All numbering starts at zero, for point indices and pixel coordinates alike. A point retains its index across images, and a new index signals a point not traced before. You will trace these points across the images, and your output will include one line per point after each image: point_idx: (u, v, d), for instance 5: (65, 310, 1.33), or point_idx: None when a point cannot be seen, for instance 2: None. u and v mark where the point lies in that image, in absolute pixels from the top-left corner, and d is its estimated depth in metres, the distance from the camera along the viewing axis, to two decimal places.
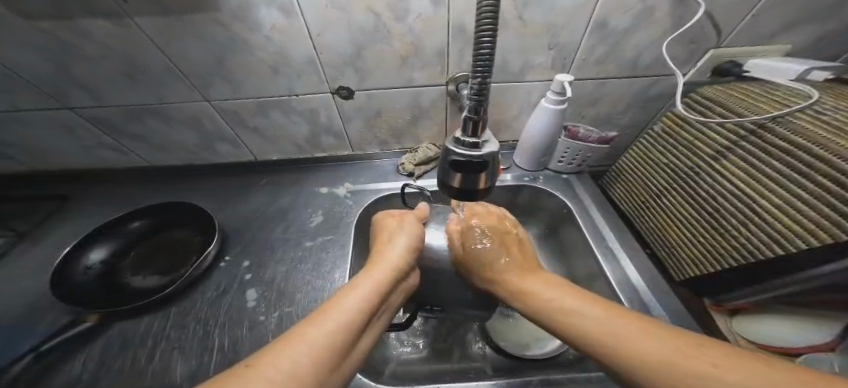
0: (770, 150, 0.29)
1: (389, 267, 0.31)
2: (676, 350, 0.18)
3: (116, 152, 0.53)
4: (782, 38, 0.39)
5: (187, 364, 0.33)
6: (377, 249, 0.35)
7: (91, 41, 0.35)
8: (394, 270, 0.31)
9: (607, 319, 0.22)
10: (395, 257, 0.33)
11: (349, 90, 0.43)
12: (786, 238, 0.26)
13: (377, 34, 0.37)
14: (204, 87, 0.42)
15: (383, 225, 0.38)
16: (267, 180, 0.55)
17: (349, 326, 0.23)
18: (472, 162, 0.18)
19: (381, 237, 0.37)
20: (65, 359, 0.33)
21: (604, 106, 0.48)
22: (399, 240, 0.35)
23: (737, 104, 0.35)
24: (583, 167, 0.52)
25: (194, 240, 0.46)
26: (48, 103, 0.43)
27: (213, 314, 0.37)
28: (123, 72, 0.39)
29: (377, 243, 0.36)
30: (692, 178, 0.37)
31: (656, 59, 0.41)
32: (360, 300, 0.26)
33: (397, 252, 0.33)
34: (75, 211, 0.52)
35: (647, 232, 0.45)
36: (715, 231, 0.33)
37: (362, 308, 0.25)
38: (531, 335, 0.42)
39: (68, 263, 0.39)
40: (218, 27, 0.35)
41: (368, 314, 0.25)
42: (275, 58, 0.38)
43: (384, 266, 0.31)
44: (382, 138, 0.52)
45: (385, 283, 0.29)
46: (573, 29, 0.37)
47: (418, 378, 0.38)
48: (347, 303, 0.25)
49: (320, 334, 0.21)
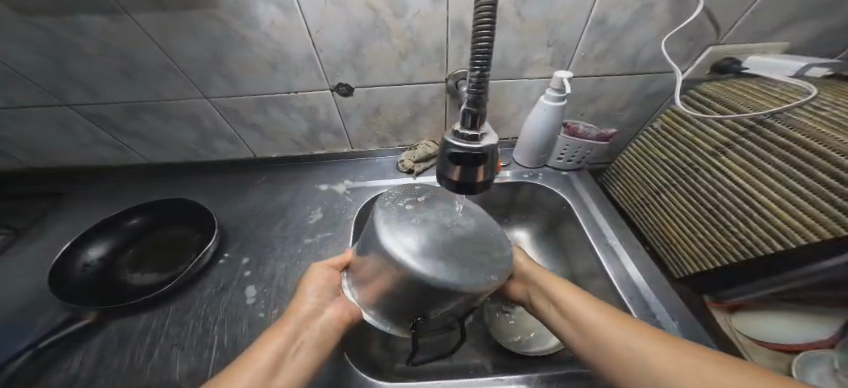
0: (770, 146, 0.29)
1: (301, 313, 0.28)
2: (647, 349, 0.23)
3: (116, 150, 0.53)
4: (782, 34, 0.39)
5: (186, 361, 0.33)
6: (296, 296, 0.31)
7: (90, 38, 0.35)
8: (308, 317, 0.28)
9: (609, 321, 0.26)
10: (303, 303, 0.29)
11: (348, 87, 0.43)
12: (786, 234, 0.26)
13: (376, 31, 0.37)
14: (203, 84, 0.41)
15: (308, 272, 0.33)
16: (266, 178, 0.55)
17: None
18: (472, 154, 0.18)
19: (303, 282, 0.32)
20: (63, 356, 0.33)
21: (603, 103, 0.48)
22: (313, 287, 0.30)
23: (737, 100, 0.35)
24: (582, 164, 0.52)
25: (192, 237, 0.46)
26: (47, 100, 0.43)
27: (211, 311, 0.37)
28: (122, 69, 0.39)
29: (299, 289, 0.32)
30: (691, 174, 0.37)
31: (656, 56, 0.41)
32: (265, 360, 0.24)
33: (309, 293, 0.30)
34: (75, 208, 0.52)
35: (646, 229, 0.45)
36: (714, 227, 0.33)
37: (260, 371, 0.23)
38: (532, 332, 0.43)
39: (67, 260, 0.39)
40: (217, 24, 0.35)
41: (269, 375, 0.23)
42: (274, 55, 0.38)
43: (297, 316, 0.28)
44: (381, 136, 0.52)
45: (295, 330, 0.27)
46: (573, 26, 0.37)
47: (419, 375, 0.38)
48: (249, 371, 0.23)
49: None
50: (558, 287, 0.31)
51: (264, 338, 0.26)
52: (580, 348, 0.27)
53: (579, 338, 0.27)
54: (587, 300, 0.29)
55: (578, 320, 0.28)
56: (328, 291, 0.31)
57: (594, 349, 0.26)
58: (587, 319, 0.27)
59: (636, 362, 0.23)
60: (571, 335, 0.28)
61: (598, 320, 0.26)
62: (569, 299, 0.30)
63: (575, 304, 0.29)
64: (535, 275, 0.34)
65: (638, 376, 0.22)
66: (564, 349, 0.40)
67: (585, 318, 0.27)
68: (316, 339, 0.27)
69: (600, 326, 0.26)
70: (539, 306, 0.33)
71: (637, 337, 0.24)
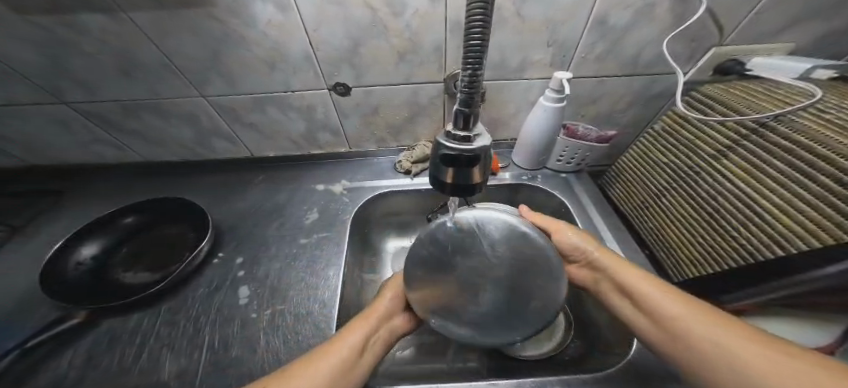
0: (773, 149, 0.29)
1: (377, 313, 0.32)
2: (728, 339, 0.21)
3: (114, 148, 0.52)
4: (787, 35, 0.38)
5: (176, 362, 0.33)
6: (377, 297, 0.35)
7: (86, 36, 0.35)
8: (385, 315, 0.32)
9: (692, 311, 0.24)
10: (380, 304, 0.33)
11: (345, 87, 0.43)
12: (787, 239, 0.25)
13: (373, 30, 0.36)
14: (200, 83, 0.41)
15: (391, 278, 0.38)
16: (263, 177, 0.55)
17: (341, 365, 0.25)
18: (464, 156, 0.18)
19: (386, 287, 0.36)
20: (52, 356, 0.33)
21: (604, 105, 0.48)
22: (391, 292, 0.35)
23: (738, 102, 0.34)
24: (582, 166, 0.51)
25: (186, 236, 0.45)
26: (45, 98, 0.43)
27: (203, 311, 0.37)
28: (119, 67, 0.39)
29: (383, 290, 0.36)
30: (691, 177, 0.36)
31: (658, 57, 0.40)
32: (356, 338, 0.28)
33: (383, 299, 0.34)
34: (72, 207, 0.51)
35: (644, 232, 0.44)
36: (714, 231, 0.33)
37: (354, 348, 0.27)
38: (529, 335, 0.42)
39: (59, 258, 0.38)
40: (213, 22, 0.34)
41: (358, 351, 0.27)
42: (271, 54, 0.38)
43: (378, 309, 0.32)
44: (379, 136, 0.52)
45: (375, 324, 0.31)
46: (572, 26, 0.36)
47: (412, 378, 0.38)
48: (344, 343, 0.27)
49: (315, 374, 0.24)
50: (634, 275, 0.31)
51: (349, 326, 0.30)
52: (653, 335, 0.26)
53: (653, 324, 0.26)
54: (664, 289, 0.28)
55: (650, 307, 0.27)
56: (399, 304, 0.34)
57: (671, 338, 0.25)
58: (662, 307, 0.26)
59: (718, 353, 0.21)
60: (645, 323, 0.27)
61: (676, 309, 0.25)
62: (644, 286, 0.29)
63: (651, 291, 0.28)
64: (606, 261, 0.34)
65: (719, 366, 0.21)
66: (560, 353, 0.40)
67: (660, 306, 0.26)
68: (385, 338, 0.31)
69: (678, 315, 0.25)
70: (606, 293, 0.33)
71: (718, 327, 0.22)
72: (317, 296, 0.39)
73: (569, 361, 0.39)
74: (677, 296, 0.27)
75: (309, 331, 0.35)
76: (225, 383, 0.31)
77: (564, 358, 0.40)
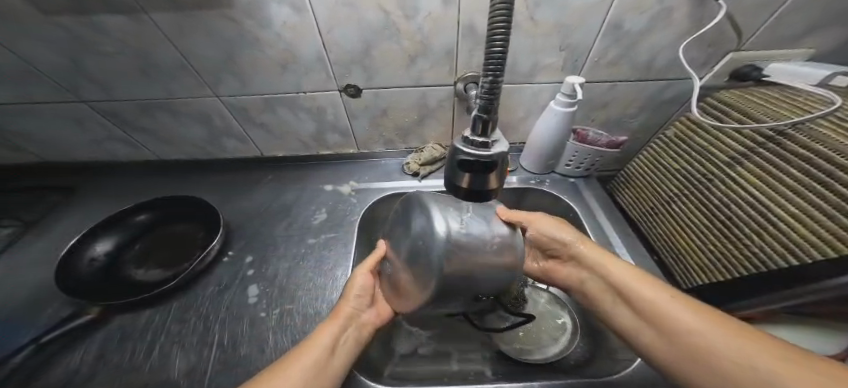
0: (789, 158, 0.28)
1: (345, 313, 0.31)
2: (741, 350, 0.19)
3: (127, 146, 0.53)
4: (806, 41, 0.37)
5: (185, 359, 0.33)
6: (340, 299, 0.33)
7: (106, 36, 0.36)
8: (351, 315, 0.31)
9: (693, 314, 0.23)
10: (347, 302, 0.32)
11: (356, 88, 0.43)
12: (802, 248, 0.25)
13: (386, 32, 0.36)
14: (214, 83, 0.42)
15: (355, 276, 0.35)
16: (272, 176, 0.56)
17: (312, 372, 0.24)
18: (481, 162, 0.18)
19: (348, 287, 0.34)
20: (65, 351, 0.34)
21: (615, 110, 0.47)
22: (354, 293, 0.33)
23: (755, 109, 0.33)
24: (591, 172, 0.51)
25: (197, 235, 0.46)
26: (63, 96, 0.44)
27: (212, 309, 0.38)
28: (136, 67, 0.40)
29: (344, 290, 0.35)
30: (705, 184, 0.36)
31: (672, 62, 0.40)
32: (325, 343, 0.27)
33: (349, 298, 0.33)
34: (85, 203, 0.52)
35: (654, 238, 0.44)
36: (727, 239, 0.32)
37: (324, 351, 0.27)
38: (534, 339, 0.42)
39: (75, 254, 0.39)
40: (229, 23, 0.35)
41: (328, 352, 0.27)
42: (284, 55, 0.38)
43: (344, 311, 0.31)
44: (388, 137, 0.52)
45: (343, 324, 0.30)
46: (586, 30, 0.36)
47: (417, 379, 0.38)
48: (316, 348, 0.26)
49: (290, 379, 0.23)
50: (626, 272, 0.29)
51: (320, 329, 0.29)
52: (650, 340, 0.25)
53: (652, 329, 0.25)
54: (660, 288, 0.26)
55: (653, 313, 0.25)
56: (367, 300, 0.34)
57: (672, 344, 0.23)
58: (662, 309, 0.24)
59: (726, 360, 0.20)
60: (643, 327, 0.25)
61: (679, 312, 0.23)
62: (640, 286, 0.27)
63: (648, 292, 0.26)
64: (594, 257, 0.32)
65: (727, 375, 0.19)
66: (565, 357, 0.40)
67: (659, 308, 0.25)
68: (353, 341, 0.30)
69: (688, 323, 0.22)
70: (599, 296, 0.31)
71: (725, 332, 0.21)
72: (324, 296, 0.39)
73: (575, 365, 0.39)
74: (683, 303, 0.24)
75: None
76: (234, 381, 0.31)
77: (570, 364, 0.39)
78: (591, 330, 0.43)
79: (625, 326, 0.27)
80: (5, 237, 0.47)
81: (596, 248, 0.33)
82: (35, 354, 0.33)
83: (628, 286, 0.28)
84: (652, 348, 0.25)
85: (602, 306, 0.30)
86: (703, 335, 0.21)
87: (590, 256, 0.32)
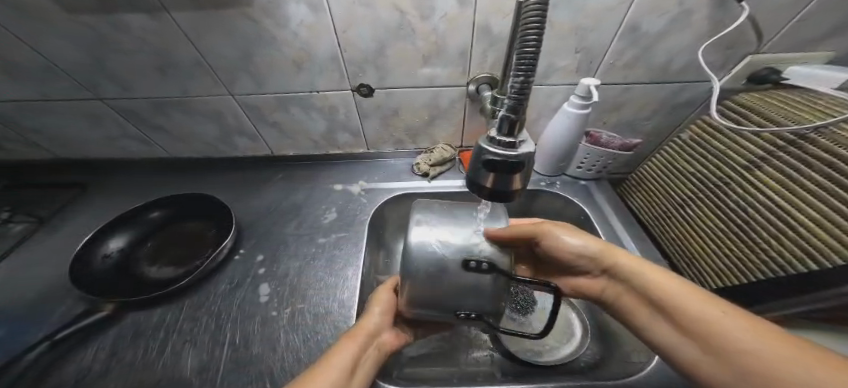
0: (812, 162, 0.28)
1: (366, 330, 0.30)
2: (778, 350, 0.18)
3: (139, 144, 0.53)
4: (826, 44, 0.37)
5: (197, 357, 0.33)
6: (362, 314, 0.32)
7: (127, 35, 0.36)
8: (373, 333, 0.30)
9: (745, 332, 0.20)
10: (369, 318, 0.31)
11: (369, 88, 0.43)
12: (821, 253, 0.25)
13: (402, 32, 0.36)
14: (229, 81, 0.42)
15: (380, 293, 0.35)
16: (282, 175, 0.56)
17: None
18: (507, 162, 0.18)
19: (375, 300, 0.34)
20: (79, 347, 0.34)
21: (627, 112, 0.47)
22: (377, 311, 0.32)
23: (776, 113, 0.33)
24: (602, 174, 0.51)
25: (208, 233, 0.46)
26: (81, 94, 0.44)
27: (224, 308, 0.38)
28: (154, 66, 0.40)
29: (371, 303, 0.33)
30: (721, 188, 0.36)
31: (689, 65, 0.40)
32: (346, 360, 0.25)
33: (369, 317, 0.31)
34: (98, 200, 0.53)
35: (666, 242, 0.43)
36: (743, 243, 0.32)
37: (346, 368, 0.25)
38: (543, 341, 0.42)
39: (88, 251, 0.40)
40: (248, 22, 0.35)
41: (350, 372, 0.25)
42: (300, 55, 0.39)
43: (366, 327, 0.30)
44: (398, 138, 0.52)
45: (364, 343, 0.28)
46: (603, 32, 0.36)
47: (426, 380, 0.38)
48: (338, 364, 0.25)
49: None
50: (664, 282, 0.26)
51: (338, 345, 0.27)
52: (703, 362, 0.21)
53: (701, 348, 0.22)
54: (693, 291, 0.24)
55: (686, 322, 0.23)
56: (387, 320, 0.32)
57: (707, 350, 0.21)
58: (712, 329, 0.21)
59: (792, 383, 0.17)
60: (689, 344, 0.22)
61: (728, 326, 0.21)
62: (676, 296, 0.24)
63: (690, 305, 0.23)
64: (630, 268, 0.29)
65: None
66: (575, 359, 0.40)
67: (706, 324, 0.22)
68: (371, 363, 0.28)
69: (719, 325, 0.21)
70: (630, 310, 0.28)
71: (785, 353, 0.18)
72: (335, 296, 0.39)
73: (586, 367, 0.39)
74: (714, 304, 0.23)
75: (329, 331, 0.35)
76: (246, 381, 0.31)
77: (580, 366, 0.39)
78: (602, 332, 0.43)
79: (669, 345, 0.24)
80: (19, 233, 0.48)
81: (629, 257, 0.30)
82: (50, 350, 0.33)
83: (667, 299, 0.25)
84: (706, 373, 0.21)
85: (641, 324, 0.27)
86: (740, 337, 0.20)
87: (625, 267, 0.29)
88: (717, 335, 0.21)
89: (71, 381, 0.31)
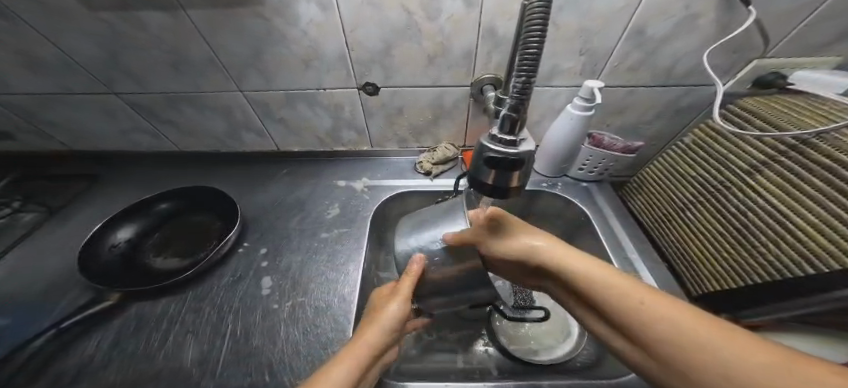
0: (812, 167, 0.28)
1: (373, 338, 0.26)
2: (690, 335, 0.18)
3: (149, 137, 0.55)
4: (832, 50, 0.37)
5: (197, 349, 0.34)
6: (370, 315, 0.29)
7: (143, 32, 0.37)
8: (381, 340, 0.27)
9: (678, 317, 0.19)
10: (389, 317, 0.28)
11: (374, 86, 0.44)
12: (819, 257, 0.25)
13: (408, 32, 0.37)
14: (238, 77, 0.43)
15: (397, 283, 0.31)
16: (286, 171, 0.57)
17: None
18: (508, 159, 0.18)
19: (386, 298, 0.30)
20: (85, 336, 0.35)
21: (630, 116, 0.47)
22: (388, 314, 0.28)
23: (779, 117, 0.33)
24: (604, 176, 0.51)
25: (214, 225, 0.47)
26: (95, 87, 0.45)
27: (227, 300, 0.39)
28: (166, 62, 0.41)
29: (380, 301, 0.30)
30: (722, 192, 0.36)
31: (694, 69, 0.40)
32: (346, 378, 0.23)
33: (381, 322, 0.28)
34: (108, 192, 0.54)
35: (665, 244, 0.44)
36: (742, 246, 0.32)
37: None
38: (540, 339, 0.42)
39: (97, 241, 0.41)
40: (259, 20, 0.36)
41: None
42: (308, 53, 0.39)
43: (373, 335, 0.27)
44: (402, 136, 0.53)
45: (368, 361, 0.25)
46: (608, 34, 0.36)
47: (421, 376, 0.38)
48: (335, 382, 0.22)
49: None
50: (596, 269, 0.24)
51: (334, 364, 0.24)
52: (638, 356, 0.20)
53: (630, 338, 0.21)
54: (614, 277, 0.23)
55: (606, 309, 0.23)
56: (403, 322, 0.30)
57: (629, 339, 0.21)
58: (643, 317, 0.20)
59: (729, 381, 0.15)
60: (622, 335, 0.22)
61: (644, 312, 0.20)
62: (614, 285, 0.22)
63: (627, 291, 0.22)
64: (561, 259, 0.26)
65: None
66: (571, 360, 0.40)
67: (640, 315, 0.20)
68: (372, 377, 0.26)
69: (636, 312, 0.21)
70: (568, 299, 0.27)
71: (718, 338, 0.17)
72: (335, 291, 0.40)
73: (580, 367, 0.39)
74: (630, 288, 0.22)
75: (328, 324, 0.36)
76: (245, 372, 0.32)
77: (576, 366, 0.39)
78: None
79: (611, 337, 0.23)
80: (31, 222, 0.49)
81: (563, 247, 0.28)
82: (58, 337, 0.34)
83: (600, 288, 0.23)
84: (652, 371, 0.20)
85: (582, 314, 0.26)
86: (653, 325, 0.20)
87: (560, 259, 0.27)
88: (649, 325, 0.19)
89: (76, 369, 0.32)
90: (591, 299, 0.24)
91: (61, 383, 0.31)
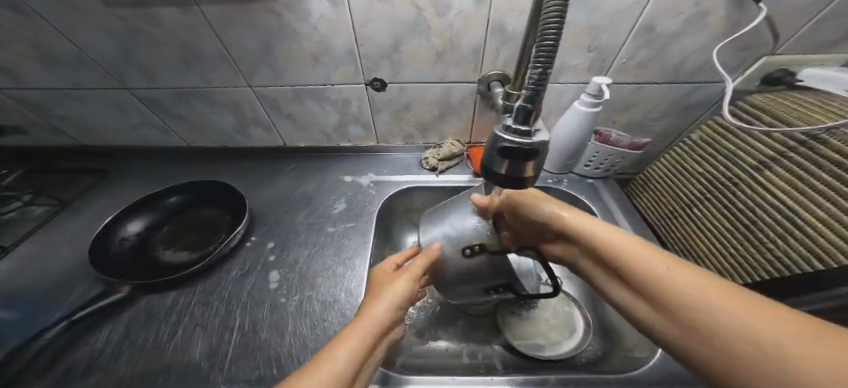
0: (822, 162, 0.28)
1: (377, 315, 0.25)
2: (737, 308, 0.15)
3: (158, 132, 0.55)
4: (841, 47, 0.37)
5: (206, 343, 0.34)
6: (368, 299, 0.28)
7: (155, 27, 0.38)
8: (387, 318, 0.25)
9: (704, 286, 0.17)
10: (394, 294, 0.28)
11: (382, 82, 0.44)
12: (828, 253, 0.25)
13: (417, 28, 0.37)
14: (248, 73, 0.43)
15: (381, 278, 0.32)
16: (293, 167, 0.57)
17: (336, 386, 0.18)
18: (522, 149, 0.18)
19: (378, 285, 0.30)
20: (96, 328, 0.36)
21: (637, 113, 0.48)
22: (390, 292, 0.28)
23: (788, 114, 0.33)
24: (609, 173, 0.51)
25: (222, 219, 0.48)
26: (107, 83, 0.46)
27: (235, 293, 0.39)
28: (178, 57, 0.41)
29: (371, 291, 0.30)
30: (730, 188, 0.36)
31: (701, 66, 0.40)
32: (352, 350, 0.21)
33: (385, 300, 0.27)
34: (116, 186, 0.55)
35: (671, 242, 0.44)
36: (750, 242, 0.33)
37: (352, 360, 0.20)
38: (545, 336, 0.42)
39: (107, 234, 0.41)
40: (270, 15, 0.36)
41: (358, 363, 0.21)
42: (318, 49, 0.40)
43: (377, 312, 0.25)
44: (408, 132, 0.53)
45: (376, 332, 0.24)
46: (617, 32, 0.36)
47: (427, 370, 0.38)
48: (338, 357, 0.20)
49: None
50: (625, 243, 0.23)
51: (341, 337, 0.22)
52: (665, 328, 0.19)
53: (660, 312, 0.19)
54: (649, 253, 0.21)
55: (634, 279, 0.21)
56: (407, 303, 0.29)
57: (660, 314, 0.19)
58: (663, 284, 0.19)
59: (744, 344, 0.14)
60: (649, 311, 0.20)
61: (678, 284, 0.18)
62: (639, 255, 0.21)
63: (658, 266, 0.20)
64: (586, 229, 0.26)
65: (722, 351, 0.15)
66: (578, 356, 0.40)
67: (663, 280, 0.19)
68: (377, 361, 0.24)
69: (672, 287, 0.18)
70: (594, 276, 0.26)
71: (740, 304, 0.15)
72: (342, 285, 0.40)
73: (587, 363, 0.39)
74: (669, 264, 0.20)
75: (335, 318, 0.36)
76: (254, 364, 0.32)
77: (582, 362, 0.39)
78: (603, 331, 0.43)
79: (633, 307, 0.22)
80: (41, 215, 0.50)
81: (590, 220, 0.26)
82: (68, 329, 0.35)
83: (629, 261, 0.22)
84: (665, 336, 0.19)
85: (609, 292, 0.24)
86: (691, 297, 0.17)
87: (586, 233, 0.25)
88: (666, 292, 0.19)
89: (86, 363, 0.33)
90: (616, 268, 0.23)
91: (72, 375, 0.32)
